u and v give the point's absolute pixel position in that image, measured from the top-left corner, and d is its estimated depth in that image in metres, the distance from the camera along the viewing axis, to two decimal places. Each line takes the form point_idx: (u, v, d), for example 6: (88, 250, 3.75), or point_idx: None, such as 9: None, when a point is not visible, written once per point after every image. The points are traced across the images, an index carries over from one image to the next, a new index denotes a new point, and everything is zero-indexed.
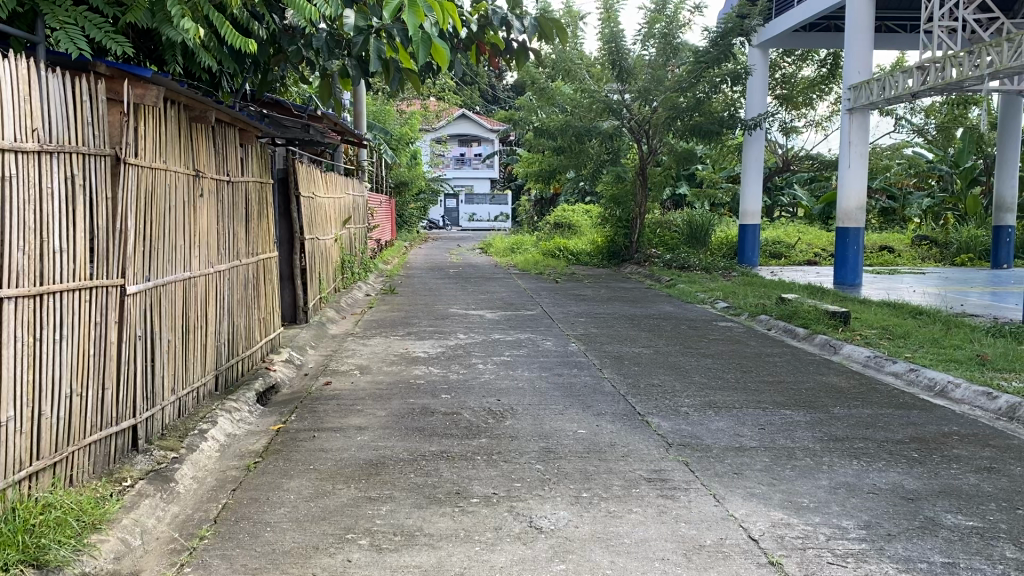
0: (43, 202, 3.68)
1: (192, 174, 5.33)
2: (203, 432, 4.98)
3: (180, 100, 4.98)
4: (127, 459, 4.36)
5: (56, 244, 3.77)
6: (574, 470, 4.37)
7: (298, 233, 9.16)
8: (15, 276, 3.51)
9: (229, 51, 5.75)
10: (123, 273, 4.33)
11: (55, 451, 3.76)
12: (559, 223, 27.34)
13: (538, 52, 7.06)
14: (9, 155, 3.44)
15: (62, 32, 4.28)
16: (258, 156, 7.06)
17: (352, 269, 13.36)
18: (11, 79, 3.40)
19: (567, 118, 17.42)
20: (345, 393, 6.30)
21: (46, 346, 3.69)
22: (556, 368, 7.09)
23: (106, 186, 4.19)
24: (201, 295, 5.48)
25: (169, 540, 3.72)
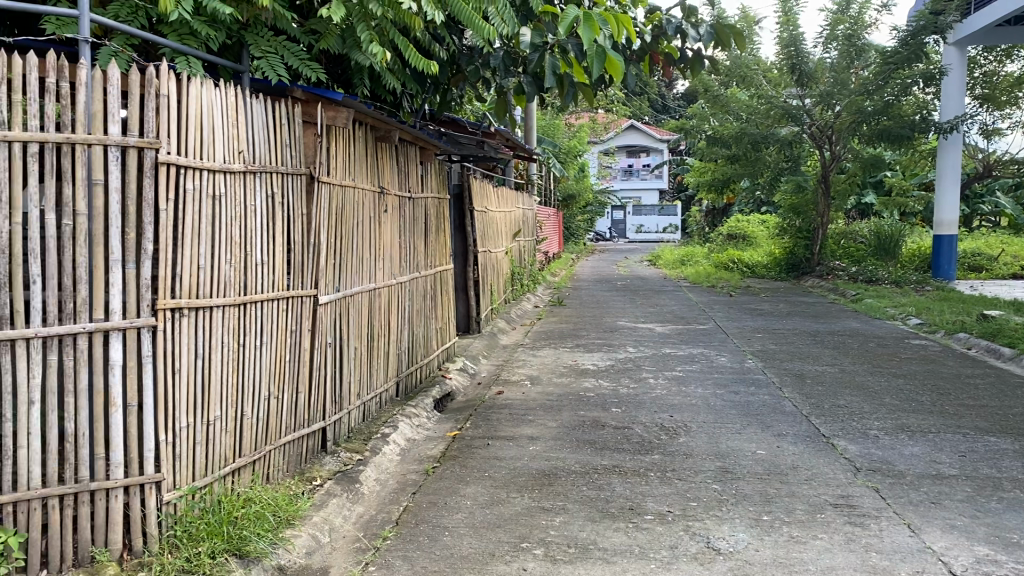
0: (248, 218, 4.00)
1: (378, 191, 5.61)
2: (385, 436, 5.21)
3: (367, 121, 5.25)
4: (317, 459, 4.64)
5: (258, 256, 4.08)
6: (753, 492, 4.22)
7: (472, 246, 9.39)
8: (224, 286, 3.83)
9: (411, 73, 5.99)
10: (315, 283, 4.60)
11: (255, 450, 4.05)
12: (733, 234, 26.65)
13: (714, 60, 6.90)
14: (220, 175, 3.78)
15: (264, 61, 4.56)
16: (436, 173, 7.33)
17: (520, 280, 13.60)
18: (221, 106, 3.74)
19: (742, 126, 17.04)
20: (516, 403, 6.40)
21: (248, 350, 4.00)
22: (732, 385, 6.89)
23: (302, 202, 4.48)
24: (384, 305, 5.74)
25: (354, 539, 3.90)
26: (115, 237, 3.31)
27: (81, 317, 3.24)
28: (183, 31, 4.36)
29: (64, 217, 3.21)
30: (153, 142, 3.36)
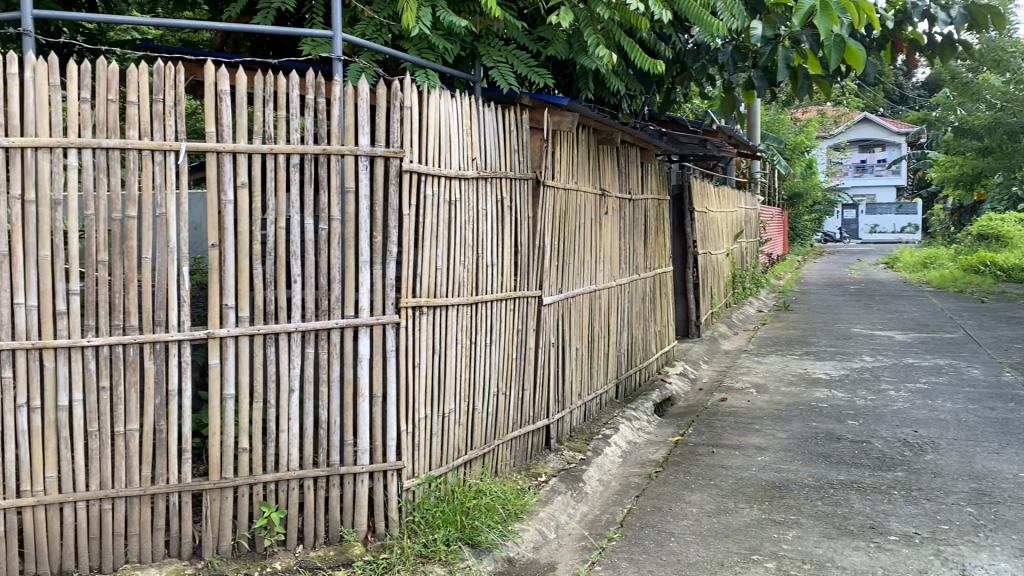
0: (480, 221, 4.16)
1: (600, 193, 5.65)
2: (606, 438, 5.23)
3: (590, 125, 5.30)
4: (541, 456, 4.74)
5: (488, 258, 4.24)
6: (1016, 519, 3.82)
7: (692, 248, 9.21)
8: (458, 286, 4.01)
9: (635, 74, 5.98)
10: (540, 284, 4.70)
11: (485, 443, 4.22)
12: (984, 234, 24.26)
13: (967, 44, 6.34)
14: (455, 180, 3.96)
15: (495, 71, 4.70)
16: (656, 174, 7.26)
17: (743, 284, 13.16)
18: (456, 115, 3.93)
19: (998, 114, 15.49)
20: (742, 411, 6.20)
21: (480, 348, 4.17)
22: (987, 400, 6.26)
23: (529, 205, 4.59)
24: (605, 307, 5.77)
25: (580, 537, 3.95)
26: (363, 240, 3.56)
27: (333, 313, 3.54)
28: (422, 45, 4.59)
29: (320, 222, 3.51)
30: (397, 151, 3.59)
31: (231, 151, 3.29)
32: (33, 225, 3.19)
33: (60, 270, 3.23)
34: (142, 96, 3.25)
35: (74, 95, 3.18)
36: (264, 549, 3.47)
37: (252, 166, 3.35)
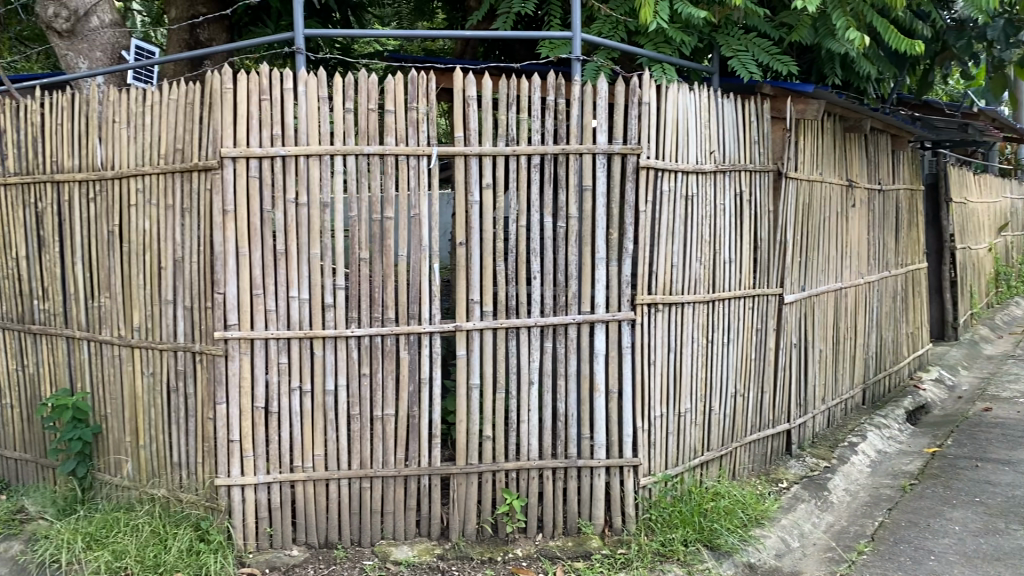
0: (718, 216, 4.06)
1: (846, 184, 5.33)
2: (853, 446, 4.92)
3: (836, 112, 5.01)
4: (782, 462, 4.57)
5: (726, 255, 4.13)
6: None
7: (949, 243, 8.45)
8: (694, 283, 3.94)
9: (888, 55, 5.58)
10: (781, 281, 4.49)
11: (722, 445, 4.15)
12: None
13: None
14: (693, 175, 3.90)
15: (735, 60, 4.42)
16: (909, 162, 6.74)
17: (1008, 281, 11.88)
18: (694, 108, 3.86)
19: None
20: (1011, 423, 5.61)
21: (717, 347, 4.08)
22: None
23: (769, 199, 4.42)
24: (852, 305, 5.44)
25: (826, 548, 3.77)
26: (600, 238, 3.59)
27: (571, 309, 3.60)
28: (659, 40, 4.46)
29: (558, 220, 3.57)
30: (635, 147, 3.58)
31: (477, 153, 3.45)
32: (304, 226, 3.50)
33: (327, 267, 3.53)
34: (397, 104, 3.49)
35: (338, 105, 3.47)
36: (507, 535, 3.63)
37: (495, 167, 3.49)
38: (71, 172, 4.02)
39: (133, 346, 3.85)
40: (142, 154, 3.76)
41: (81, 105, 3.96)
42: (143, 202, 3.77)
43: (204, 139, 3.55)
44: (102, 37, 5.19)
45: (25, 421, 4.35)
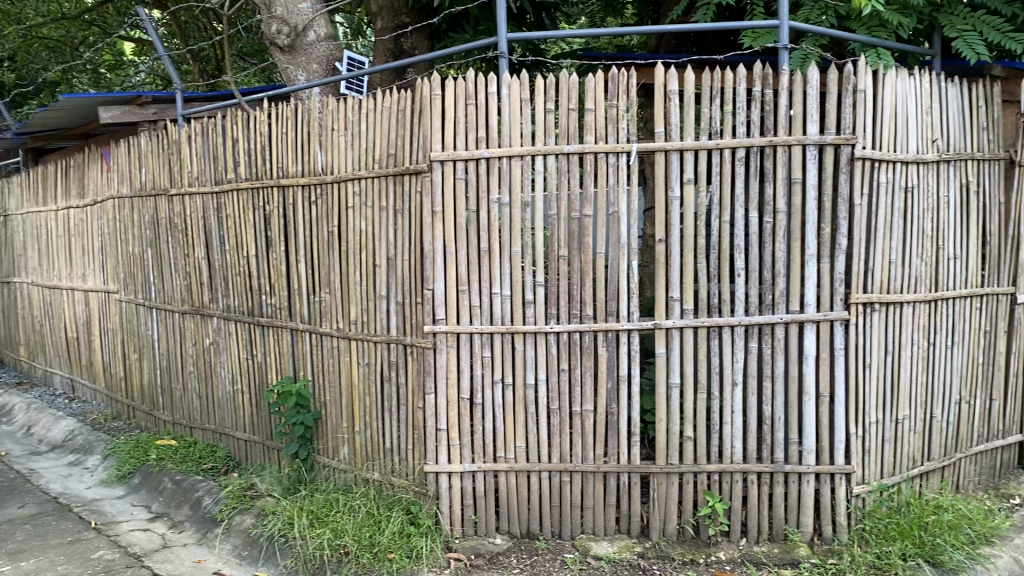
0: (940, 210, 3.79)
1: None
2: None
3: None
4: (1013, 475, 4.22)
5: (950, 251, 3.85)
6: None
7: None
8: (914, 282, 3.71)
9: None
10: (1016, 279, 4.10)
11: (944, 455, 3.88)
12: None
13: None
14: (914, 166, 3.66)
15: (960, 40, 4.03)
16: None
17: None
18: (915, 94, 3.62)
19: None
20: None
21: (939, 350, 3.82)
22: None
23: (1000, 189, 4.05)
24: None
25: None
26: (810, 234, 3.45)
27: (777, 308, 3.48)
28: (872, 23, 4.21)
29: (764, 215, 3.46)
30: (849, 137, 3.40)
31: (678, 149, 3.43)
32: (507, 224, 3.60)
33: (529, 264, 3.61)
34: (597, 102, 3.52)
35: (541, 106, 3.54)
36: (709, 537, 3.58)
37: (698, 161, 3.45)
38: (295, 177, 4.34)
39: (350, 338, 4.11)
40: (358, 160, 4.00)
41: (303, 115, 4.26)
42: (359, 204, 4.01)
43: (414, 143, 3.73)
44: (318, 50, 5.56)
45: (255, 405, 4.75)
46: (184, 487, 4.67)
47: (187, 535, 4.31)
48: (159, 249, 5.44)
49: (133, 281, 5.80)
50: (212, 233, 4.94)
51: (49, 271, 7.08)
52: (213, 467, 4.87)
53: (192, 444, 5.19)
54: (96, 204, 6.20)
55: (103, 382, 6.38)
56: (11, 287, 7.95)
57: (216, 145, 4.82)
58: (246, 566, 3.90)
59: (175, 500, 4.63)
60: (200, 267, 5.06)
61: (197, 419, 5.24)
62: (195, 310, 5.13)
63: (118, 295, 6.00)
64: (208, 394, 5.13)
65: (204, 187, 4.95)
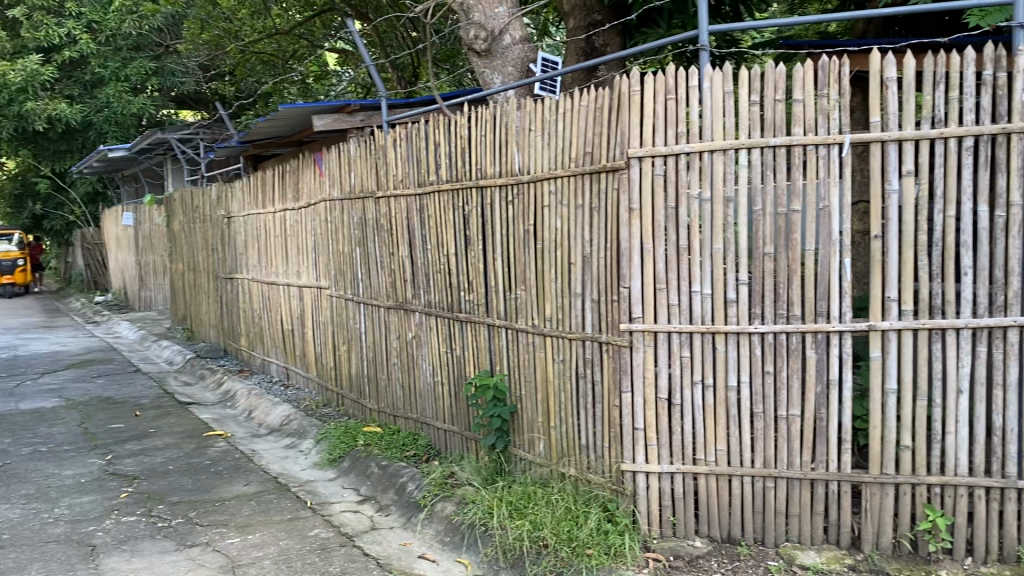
0: None
1: None
2: None
3: None
4: None
5: None
6: None
7: None
8: None
9: None
10: None
11: None
12: None
13: None
14: None
15: None
16: None
17: None
18: None
19: None
20: None
21: None
22: None
23: None
24: None
25: None
26: None
27: (1011, 310, 3.22)
28: None
29: (997, 209, 3.21)
30: None
31: (896, 139, 3.23)
32: (707, 221, 3.53)
33: (732, 262, 3.52)
34: (806, 92, 3.36)
35: (745, 97, 3.42)
36: (928, 554, 3.38)
37: (919, 151, 3.22)
38: (494, 178, 4.45)
39: (546, 335, 4.16)
40: (555, 159, 4.02)
41: (501, 117, 4.37)
42: (556, 203, 4.05)
43: (612, 140, 3.72)
44: (513, 53, 5.72)
45: (454, 397, 4.90)
46: (389, 472, 4.94)
47: (393, 518, 4.56)
48: (365, 247, 5.77)
49: (342, 278, 6.19)
50: (414, 232, 5.17)
51: (267, 268, 7.69)
52: (416, 455, 5.11)
53: (395, 432, 5.47)
54: (309, 206, 6.67)
55: (315, 371, 6.86)
56: (234, 283, 8.70)
57: (418, 148, 5.04)
58: (448, 551, 4.08)
59: (382, 484, 4.91)
60: (403, 264, 5.31)
61: (400, 408, 5.50)
62: (399, 305, 5.40)
63: (328, 290, 6.43)
64: (410, 385, 5.37)
65: (407, 189, 5.19)
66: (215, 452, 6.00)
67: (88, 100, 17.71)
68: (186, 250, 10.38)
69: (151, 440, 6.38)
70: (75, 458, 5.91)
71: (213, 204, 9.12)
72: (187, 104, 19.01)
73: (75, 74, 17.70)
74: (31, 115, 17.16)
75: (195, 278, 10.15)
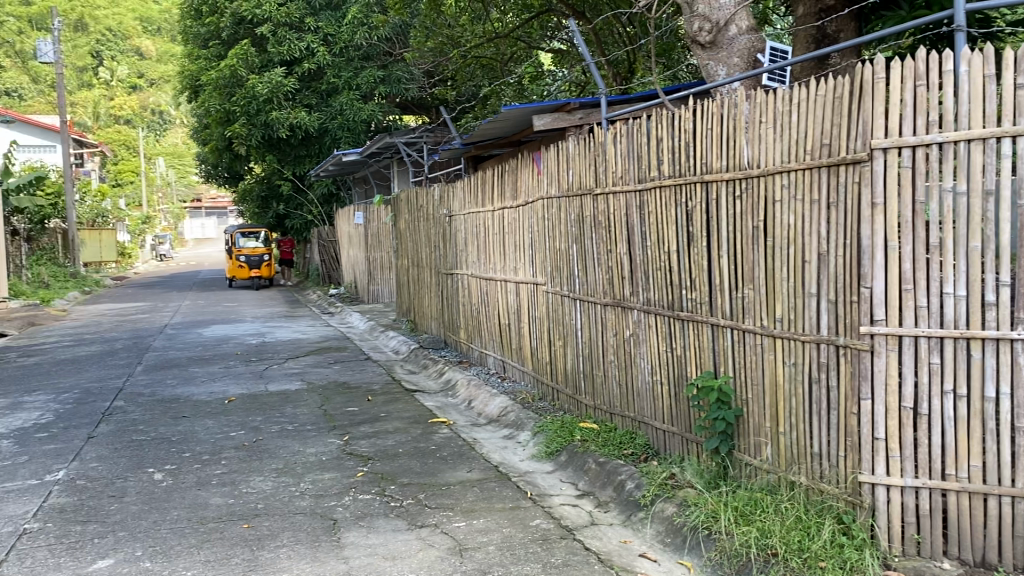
0: None
1: None
2: None
3: None
4: None
5: None
6: None
7: None
8: None
9: None
10: None
11: None
12: None
13: None
14: None
15: None
16: None
17: None
18: None
19: None
20: None
21: None
22: None
23: None
24: None
25: None
26: None
27: None
28: None
29: None
30: None
31: None
32: (963, 216, 3.23)
33: (991, 262, 3.21)
34: None
35: (1009, 81, 3.10)
36: None
37: None
38: (720, 173, 4.29)
39: (774, 336, 3.99)
40: (787, 151, 3.83)
41: (729, 108, 4.21)
42: (788, 198, 3.86)
43: (852, 130, 3.50)
44: (739, 44, 5.97)
45: (674, 397, 4.81)
46: (607, 469, 4.97)
47: (612, 515, 4.59)
48: (583, 244, 5.82)
49: (559, 274, 6.27)
50: (634, 229, 5.13)
51: (486, 264, 7.95)
52: (634, 453, 5.06)
53: (612, 429, 5.45)
54: (527, 204, 6.82)
55: (530, 365, 7.00)
56: (454, 278, 9.09)
57: (640, 143, 4.99)
58: (670, 552, 4.05)
59: (600, 480, 4.95)
60: (622, 262, 5.30)
61: (616, 406, 5.47)
62: (616, 302, 5.39)
63: (545, 286, 6.55)
64: (627, 382, 5.33)
65: (627, 185, 5.16)
66: (440, 439, 6.31)
67: (324, 108, 19.20)
68: (410, 247, 10.98)
69: (382, 424, 6.81)
70: (317, 437, 6.42)
71: (435, 203, 9.57)
72: (409, 108, 20.23)
73: (313, 85, 19.24)
74: (276, 123, 18.86)
75: (418, 273, 10.71)
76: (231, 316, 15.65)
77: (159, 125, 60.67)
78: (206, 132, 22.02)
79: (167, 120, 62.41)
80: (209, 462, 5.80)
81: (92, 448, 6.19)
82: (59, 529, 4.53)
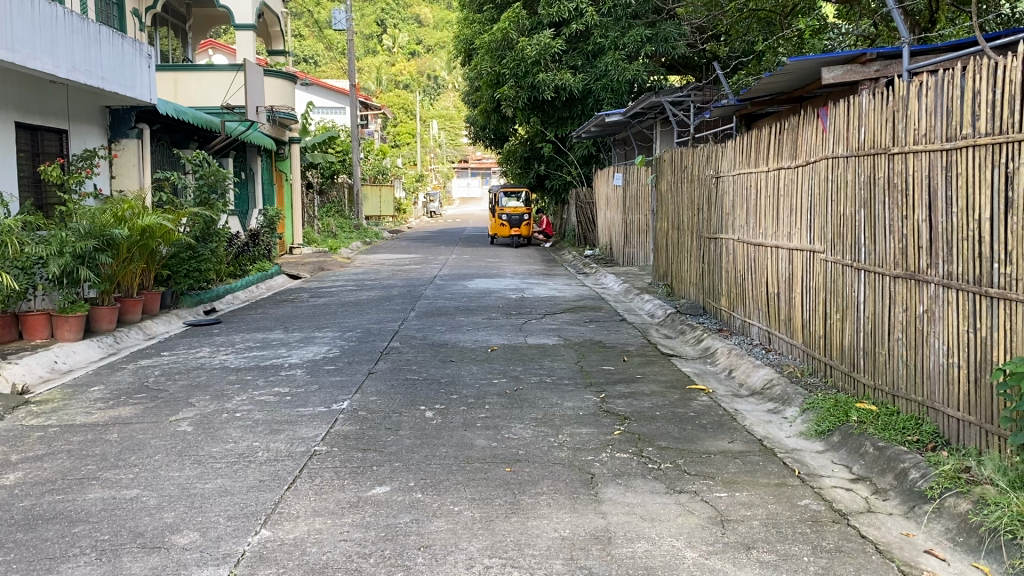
0: None
1: None
2: None
3: None
4: None
5: None
6: None
7: None
8: None
9: None
10: None
11: None
12: None
13: None
14: None
15: None
16: None
17: None
18: None
19: None
20: None
21: None
22: None
23: None
24: None
25: None
26: None
27: None
28: None
29: None
30: None
31: None
32: None
33: None
34: None
35: None
36: None
37: None
38: None
39: None
40: None
41: None
42: None
43: None
44: None
45: (975, 384, 4.28)
46: (887, 455, 4.58)
47: (892, 504, 4.21)
48: (873, 209, 5.34)
49: (841, 242, 5.82)
50: (938, 193, 4.60)
51: (756, 229, 7.58)
52: (919, 441, 4.59)
53: (894, 413, 4.98)
54: (809, 164, 6.37)
55: (800, 338, 6.60)
56: (718, 242, 8.78)
57: (951, 97, 4.42)
58: (962, 553, 3.63)
59: (878, 466, 4.58)
60: (920, 229, 4.79)
61: (901, 388, 5.00)
62: (910, 275, 4.89)
63: (823, 254, 6.11)
64: (916, 363, 4.83)
65: (932, 143, 4.62)
66: (699, 406, 6.15)
67: (590, 69, 19.29)
68: (671, 209, 10.74)
69: (638, 386, 6.75)
70: (575, 392, 6.50)
71: (703, 164, 9.26)
72: (675, 67, 19.85)
73: (580, 46, 19.40)
74: (542, 85, 19.26)
75: (678, 236, 10.47)
76: (492, 271, 16.28)
77: (433, 89, 64.31)
78: (477, 94, 22.99)
79: (441, 85, 66.03)
80: (474, 405, 6.07)
81: (371, 383, 6.71)
82: (344, 454, 4.93)
